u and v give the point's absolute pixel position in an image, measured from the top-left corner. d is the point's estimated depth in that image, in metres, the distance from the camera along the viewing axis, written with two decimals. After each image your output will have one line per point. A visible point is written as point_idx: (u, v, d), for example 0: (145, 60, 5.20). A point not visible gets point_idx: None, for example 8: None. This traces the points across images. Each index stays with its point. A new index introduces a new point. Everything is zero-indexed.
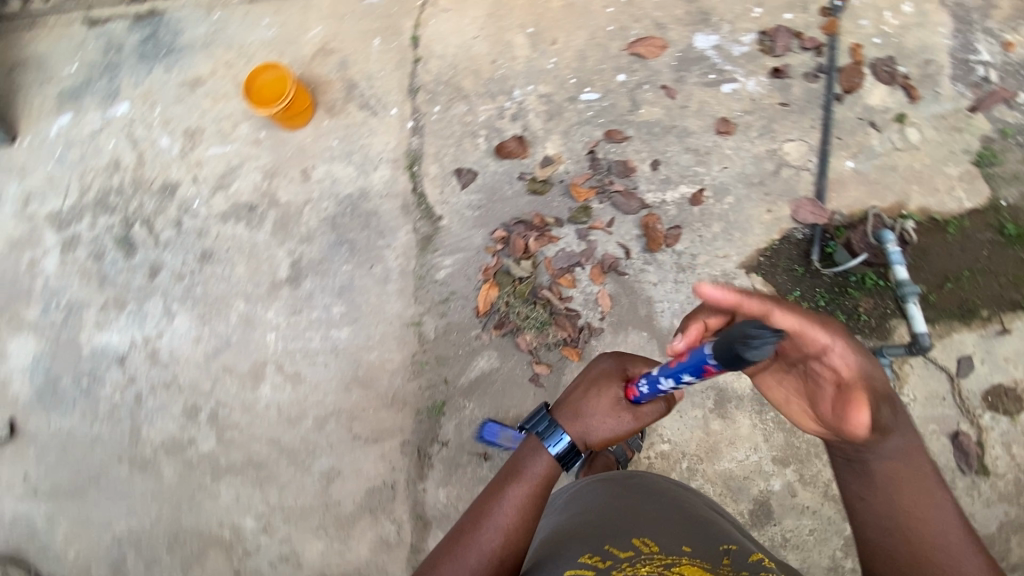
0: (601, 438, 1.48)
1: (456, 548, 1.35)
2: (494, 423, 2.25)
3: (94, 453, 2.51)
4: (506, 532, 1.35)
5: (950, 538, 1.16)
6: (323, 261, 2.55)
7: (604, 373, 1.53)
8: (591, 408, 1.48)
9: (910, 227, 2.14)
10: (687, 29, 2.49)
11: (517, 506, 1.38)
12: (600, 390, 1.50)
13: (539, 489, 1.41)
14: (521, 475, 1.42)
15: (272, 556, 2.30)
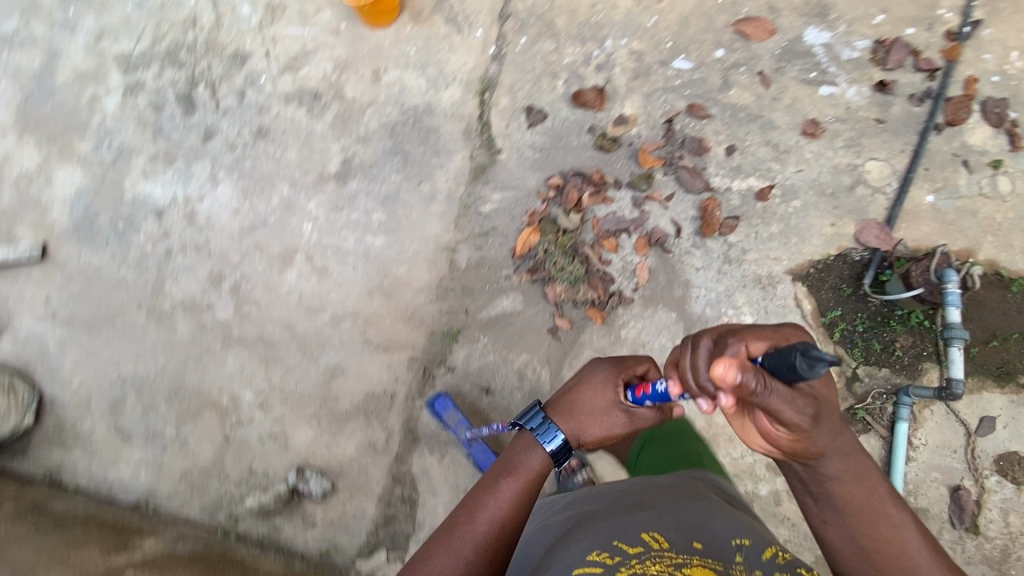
0: (599, 437, 1.42)
1: (445, 540, 1.29)
2: (446, 397, 2.25)
3: (117, 295, 2.56)
4: (497, 524, 1.31)
5: (910, 549, 1.21)
6: (374, 165, 2.52)
7: (596, 373, 1.45)
8: (587, 407, 1.41)
9: (976, 272, 2.01)
10: (801, 19, 2.36)
11: (509, 498, 1.34)
12: (594, 391, 1.43)
13: (530, 484, 1.36)
14: (512, 469, 1.37)
15: (262, 432, 2.33)
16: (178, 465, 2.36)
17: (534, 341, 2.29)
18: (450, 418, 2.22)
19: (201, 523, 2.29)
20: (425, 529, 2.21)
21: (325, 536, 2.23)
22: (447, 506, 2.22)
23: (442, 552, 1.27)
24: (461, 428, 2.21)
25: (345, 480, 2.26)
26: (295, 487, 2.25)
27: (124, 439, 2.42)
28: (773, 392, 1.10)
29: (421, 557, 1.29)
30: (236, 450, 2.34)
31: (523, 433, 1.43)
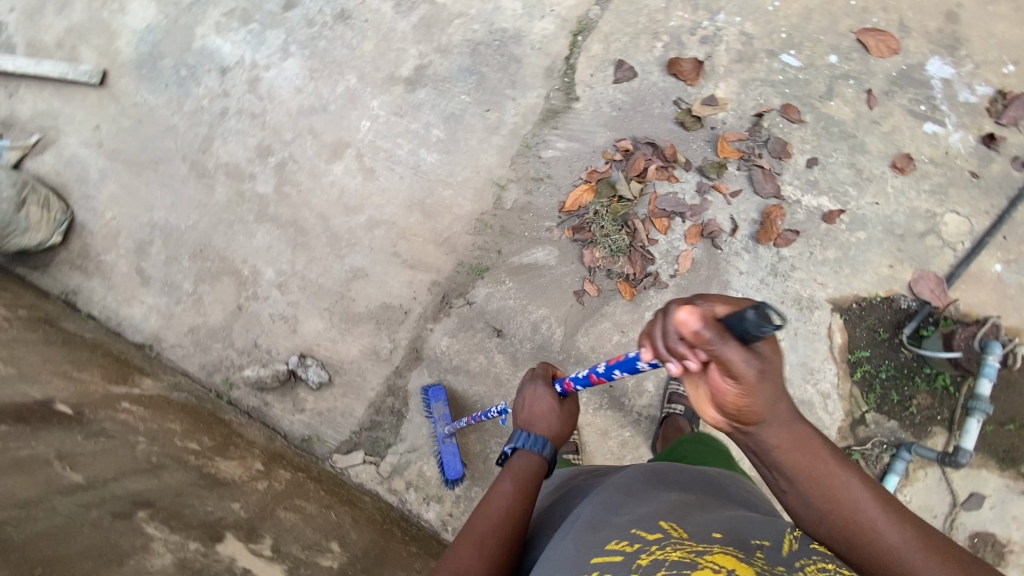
0: (568, 429, 1.57)
1: (465, 542, 1.21)
2: (439, 388, 2.19)
3: (165, 141, 2.55)
4: (512, 511, 1.28)
5: (874, 516, 0.97)
6: (447, 80, 2.44)
7: (530, 392, 1.61)
8: (544, 415, 1.55)
9: (1021, 353, 1.96)
10: (927, 46, 2.22)
11: (515, 491, 1.34)
12: (539, 403, 1.58)
13: (532, 481, 1.39)
14: (510, 474, 1.40)
15: (274, 310, 2.35)
16: (187, 319, 2.40)
17: (558, 298, 2.25)
18: (435, 408, 2.17)
19: (198, 379, 2.33)
20: (405, 443, 2.21)
21: (310, 424, 2.25)
22: (431, 430, 2.20)
23: (467, 550, 1.19)
24: (442, 422, 2.15)
25: (341, 378, 2.27)
26: (293, 371, 2.27)
27: (143, 282, 2.46)
28: (722, 345, 0.95)
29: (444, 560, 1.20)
30: (245, 320, 2.36)
31: (514, 455, 1.48)
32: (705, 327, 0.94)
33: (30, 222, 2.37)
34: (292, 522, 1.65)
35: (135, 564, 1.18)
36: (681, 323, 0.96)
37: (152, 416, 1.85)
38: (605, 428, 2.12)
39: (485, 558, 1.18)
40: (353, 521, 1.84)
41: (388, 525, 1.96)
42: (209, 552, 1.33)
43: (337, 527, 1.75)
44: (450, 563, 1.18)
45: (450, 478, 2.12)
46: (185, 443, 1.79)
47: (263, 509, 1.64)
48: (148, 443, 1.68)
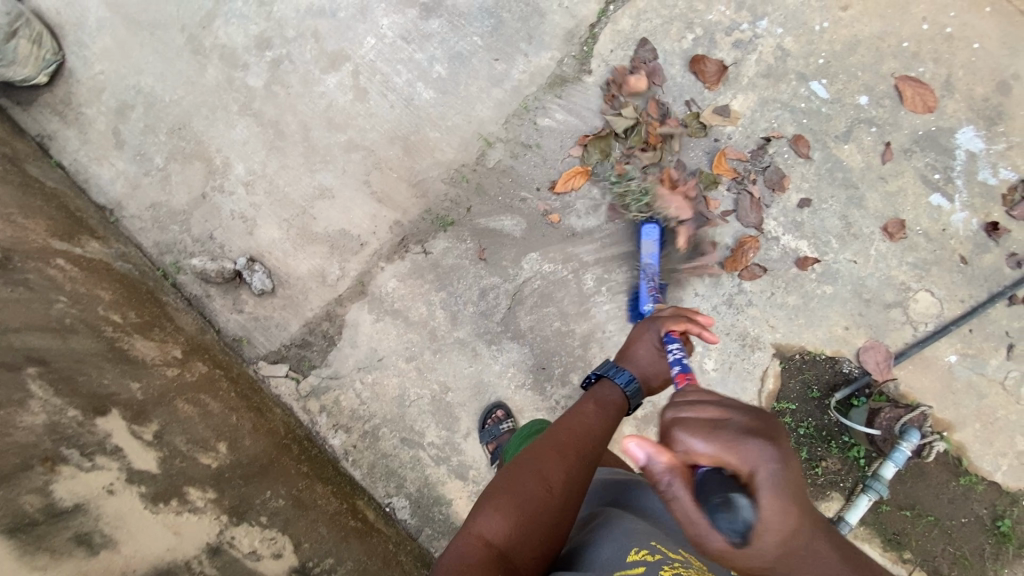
0: (662, 380, 1.45)
1: (547, 449, 1.23)
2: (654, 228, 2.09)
3: (168, 6, 2.47)
4: (593, 432, 1.29)
5: None
6: (464, 16, 2.30)
7: (640, 331, 1.49)
8: (639, 357, 1.46)
9: (937, 446, 1.92)
10: (965, 112, 2.07)
11: (598, 416, 1.34)
12: (641, 345, 1.47)
13: (612, 413, 1.36)
14: (593, 398, 1.38)
15: (236, 208, 2.36)
16: (152, 194, 2.40)
17: (512, 270, 2.22)
18: (647, 243, 2.08)
19: (149, 255, 2.36)
20: (330, 368, 2.25)
21: (244, 326, 2.30)
22: (357, 362, 2.24)
23: (549, 455, 1.22)
24: (646, 259, 2.08)
25: (285, 291, 2.30)
26: (240, 273, 2.29)
27: (118, 145, 2.44)
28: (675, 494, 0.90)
29: (527, 459, 1.23)
30: (207, 210, 2.37)
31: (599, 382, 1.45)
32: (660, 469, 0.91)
33: (17, 54, 2.32)
34: (189, 415, 1.70)
35: (4, 417, 1.24)
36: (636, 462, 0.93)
37: (84, 279, 1.88)
38: (521, 407, 2.17)
39: (567, 472, 1.20)
40: (253, 429, 1.90)
41: (288, 440, 2.02)
42: (85, 423, 1.37)
43: (233, 430, 1.80)
44: (534, 466, 1.20)
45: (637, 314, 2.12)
46: (107, 313, 1.82)
47: (162, 396, 1.68)
48: (68, 304, 1.71)
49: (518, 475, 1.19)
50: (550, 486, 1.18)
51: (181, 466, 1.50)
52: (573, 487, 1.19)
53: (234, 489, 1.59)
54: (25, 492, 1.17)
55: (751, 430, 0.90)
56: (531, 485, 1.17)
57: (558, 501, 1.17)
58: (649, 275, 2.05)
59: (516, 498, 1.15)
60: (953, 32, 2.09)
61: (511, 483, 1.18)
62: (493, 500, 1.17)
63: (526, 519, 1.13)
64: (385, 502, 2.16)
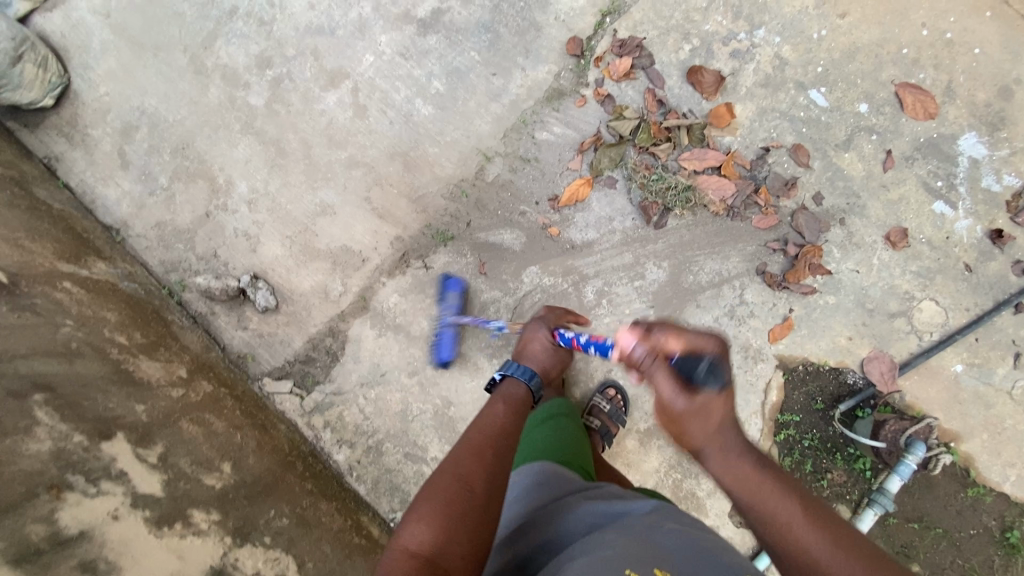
0: (557, 369, 1.67)
1: (463, 450, 1.27)
2: (458, 281, 2.23)
3: (171, 28, 2.51)
4: (502, 426, 1.37)
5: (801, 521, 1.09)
6: (461, 31, 2.32)
7: (531, 330, 1.70)
8: (534, 351, 1.66)
9: (943, 460, 1.92)
10: (968, 118, 2.05)
11: (505, 408, 1.44)
12: (533, 342, 1.67)
13: (520, 404, 1.48)
14: (501, 397, 1.48)
15: (239, 226, 2.38)
16: (157, 214, 2.44)
17: (513, 284, 2.22)
18: (448, 296, 2.22)
19: (155, 274, 2.40)
20: (333, 384, 2.27)
21: (249, 343, 2.32)
22: (360, 378, 2.26)
23: (466, 456, 1.26)
24: (448, 310, 2.21)
25: (288, 307, 2.32)
26: (243, 290, 2.32)
27: (123, 165, 2.48)
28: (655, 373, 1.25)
29: (443, 465, 1.24)
30: (211, 228, 2.40)
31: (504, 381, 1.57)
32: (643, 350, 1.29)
33: (23, 79, 2.36)
34: (192, 435, 1.72)
35: (10, 445, 1.26)
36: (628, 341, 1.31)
37: (90, 301, 1.91)
38: None
39: (484, 468, 1.23)
40: (257, 447, 1.92)
41: (292, 457, 2.04)
42: (90, 448, 1.40)
43: (237, 449, 1.82)
44: (450, 469, 1.22)
45: (439, 360, 2.20)
46: (113, 335, 1.85)
47: (167, 417, 1.70)
48: (74, 328, 1.74)
49: (437, 480, 1.21)
50: (469, 484, 1.20)
51: (185, 489, 1.51)
52: (493, 477, 1.23)
53: (238, 509, 1.60)
54: (32, 521, 1.19)
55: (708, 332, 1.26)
56: (450, 485, 1.19)
57: (478, 496, 1.18)
58: (451, 324, 2.20)
59: (438, 502, 1.16)
60: (954, 37, 2.07)
61: (429, 491, 1.19)
62: (416, 511, 1.15)
63: (449, 520, 1.13)
64: (389, 517, 2.17)
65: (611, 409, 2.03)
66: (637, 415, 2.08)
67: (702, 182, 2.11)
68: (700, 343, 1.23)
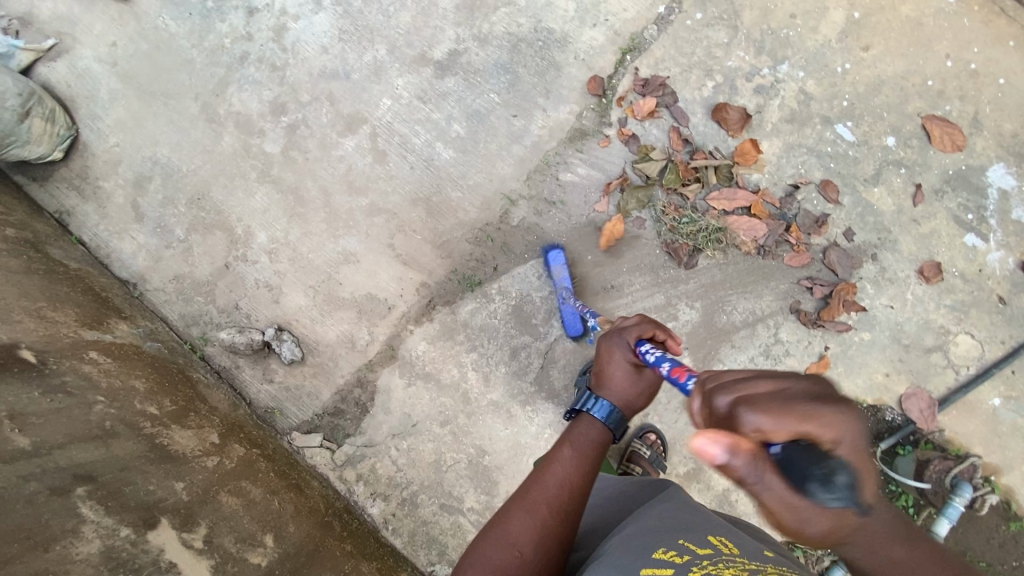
0: (643, 395, 1.47)
1: (516, 511, 1.28)
2: (558, 252, 2.14)
3: (180, 74, 2.46)
4: (566, 485, 1.31)
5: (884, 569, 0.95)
6: (479, 73, 2.30)
7: (609, 350, 1.49)
8: (614, 380, 1.46)
9: (990, 499, 1.93)
10: (995, 149, 2.05)
11: (568, 457, 1.37)
12: (614, 366, 1.47)
13: (592, 450, 1.39)
14: (570, 440, 1.40)
15: (261, 277, 2.34)
16: (174, 266, 2.39)
17: (543, 328, 2.20)
18: (557, 270, 2.13)
19: (176, 329, 2.35)
20: (363, 437, 2.24)
21: (276, 397, 2.29)
22: (391, 429, 2.23)
23: (520, 517, 1.27)
24: (561, 284, 2.12)
25: (314, 359, 2.29)
26: (268, 343, 2.28)
27: (137, 217, 2.43)
28: (769, 485, 0.86)
29: (500, 525, 1.27)
30: (231, 280, 2.36)
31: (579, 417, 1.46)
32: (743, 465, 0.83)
33: (32, 134, 2.30)
34: (232, 508, 1.68)
35: (60, 552, 1.23)
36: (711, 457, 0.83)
37: (118, 371, 1.87)
38: None
39: (538, 537, 1.24)
40: (295, 511, 1.88)
41: (329, 517, 2.01)
42: (138, 541, 1.36)
43: (277, 517, 1.79)
44: (503, 532, 1.25)
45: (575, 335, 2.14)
46: (144, 406, 1.81)
47: (206, 492, 1.66)
48: (107, 403, 1.70)
49: (490, 545, 1.24)
50: (520, 552, 1.23)
51: (234, 572, 1.48)
52: (546, 545, 1.24)
53: None
54: None
55: (817, 398, 0.91)
56: (502, 548, 1.23)
57: (530, 564, 1.22)
58: (570, 299, 2.11)
59: (487, 569, 1.21)
60: (978, 68, 2.08)
61: (479, 554, 1.23)
62: (464, 571, 1.22)
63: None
64: (428, 571, 2.14)
65: (652, 454, 2.03)
66: (676, 459, 2.06)
67: (732, 222, 2.10)
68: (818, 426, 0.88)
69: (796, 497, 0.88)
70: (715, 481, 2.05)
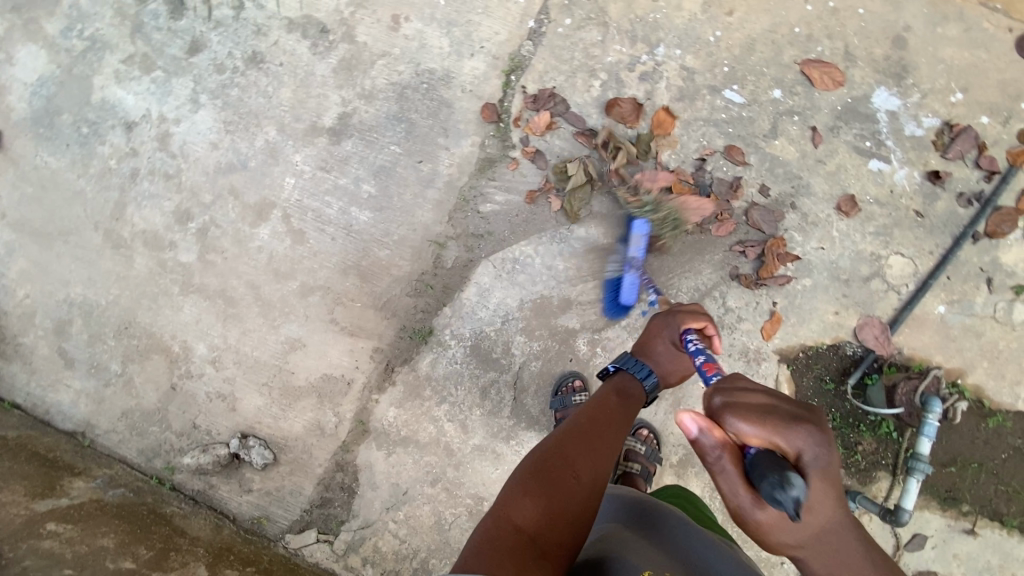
0: (681, 375, 1.59)
1: (576, 443, 1.33)
2: (644, 222, 2.10)
3: (74, 208, 2.37)
4: (621, 425, 1.43)
5: None
6: (374, 129, 2.29)
7: (659, 327, 1.63)
8: (659, 351, 1.60)
9: (960, 407, 1.98)
10: (873, 76, 2.13)
11: (624, 407, 1.48)
12: (659, 340, 1.61)
13: (635, 404, 1.51)
14: (617, 390, 1.52)
15: (210, 389, 2.26)
16: (119, 403, 2.29)
17: (505, 360, 2.19)
18: (635, 237, 2.10)
19: (137, 466, 2.25)
20: (358, 519, 2.18)
21: (259, 505, 2.21)
22: (383, 503, 2.17)
23: (582, 443, 1.33)
24: (634, 253, 2.10)
25: (287, 456, 2.22)
26: (236, 454, 2.21)
27: (67, 364, 2.32)
28: (725, 470, 1.09)
29: (562, 447, 1.31)
30: (181, 401, 2.27)
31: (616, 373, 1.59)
32: (710, 442, 1.10)
33: None
34: None
35: None
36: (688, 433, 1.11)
37: (82, 535, 1.77)
38: None
39: (594, 460, 1.30)
40: None
41: None
42: None
43: None
44: (565, 452, 1.30)
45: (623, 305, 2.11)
46: (118, 563, 1.72)
47: None
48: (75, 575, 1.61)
49: (552, 460, 1.28)
50: (579, 475, 1.27)
51: None
52: (601, 472, 1.30)
53: None
54: None
55: (790, 417, 1.08)
56: (563, 472, 1.26)
57: (585, 489, 1.26)
58: (635, 267, 2.09)
59: (546, 484, 1.23)
60: (837, 5, 2.16)
61: (544, 465, 1.27)
62: (524, 486, 1.23)
63: (555, 508, 1.20)
64: None
65: (647, 450, 2.01)
66: (666, 450, 2.07)
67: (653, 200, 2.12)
68: (788, 443, 1.06)
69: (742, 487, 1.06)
70: None
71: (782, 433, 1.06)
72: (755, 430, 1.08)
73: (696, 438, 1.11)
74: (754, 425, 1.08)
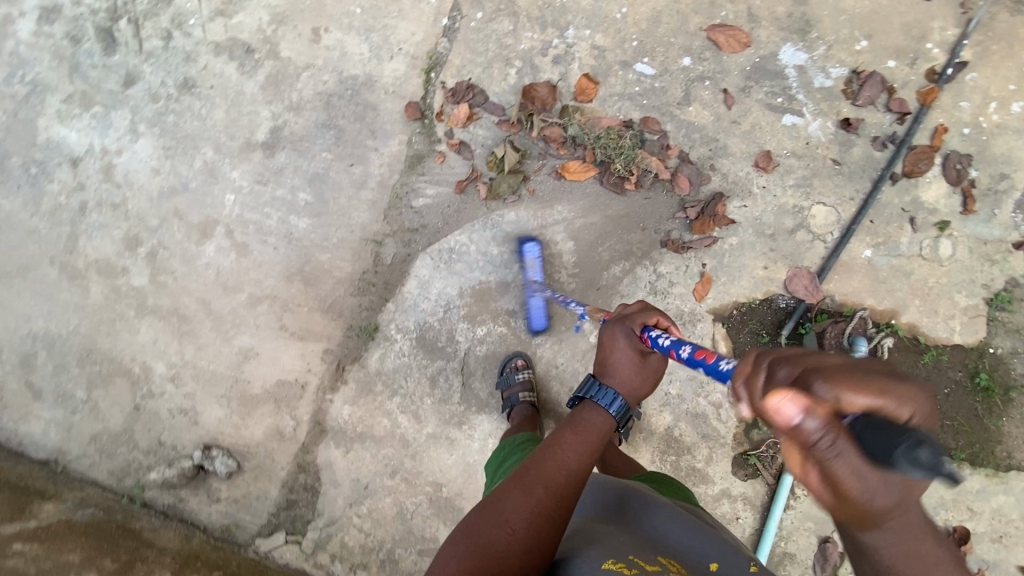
0: (648, 383, 1.45)
1: (512, 494, 1.24)
2: (534, 244, 2.18)
3: (29, 247, 2.46)
4: (569, 466, 1.30)
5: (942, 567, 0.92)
6: (305, 138, 2.37)
7: (612, 338, 1.46)
8: (620, 368, 1.43)
9: (887, 343, 2.03)
10: (778, 34, 2.18)
11: (576, 443, 1.35)
12: (618, 353, 1.44)
13: (596, 438, 1.37)
14: (573, 425, 1.39)
15: (172, 406, 2.33)
16: (87, 428, 2.37)
17: (451, 348, 2.24)
18: (529, 262, 2.17)
19: (109, 487, 2.32)
20: (323, 517, 2.23)
21: (228, 513, 2.27)
22: (347, 499, 2.23)
23: (517, 494, 1.23)
24: (533, 278, 2.17)
25: (250, 463, 2.28)
26: (201, 465, 2.27)
27: (35, 396, 2.40)
28: (841, 452, 0.79)
29: (495, 502, 1.23)
30: (146, 420, 2.34)
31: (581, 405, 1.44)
32: (817, 428, 0.78)
33: None
34: None
35: None
36: (787, 419, 0.78)
37: (47, 552, 1.81)
38: None
39: (528, 512, 1.20)
40: None
41: None
42: None
43: None
44: (498, 506, 1.22)
45: (535, 329, 2.19)
46: None
47: None
48: None
49: (484, 516, 1.20)
50: (512, 528, 1.18)
51: None
52: (537, 522, 1.20)
53: None
54: None
55: (891, 376, 0.86)
56: (492, 532, 1.17)
57: (520, 543, 1.16)
58: (538, 291, 2.15)
59: (473, 542, 1.16)
60: None
61: (474, 523, 1.20)
62: (452, 546, 1.17)
63: (481, 568, 1.12)
64: None
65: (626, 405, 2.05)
66: None
67: (584, 172, 2.19)
68: (894, 403, 0.83)
69: (864, 464, 0.79)
70: (655, 426, 2.10)
71: (887, 390, 0.83)
72: (861, 398, 0.81)
73: (796, 425, 0.78)
74: (860, 392, 0.82)
